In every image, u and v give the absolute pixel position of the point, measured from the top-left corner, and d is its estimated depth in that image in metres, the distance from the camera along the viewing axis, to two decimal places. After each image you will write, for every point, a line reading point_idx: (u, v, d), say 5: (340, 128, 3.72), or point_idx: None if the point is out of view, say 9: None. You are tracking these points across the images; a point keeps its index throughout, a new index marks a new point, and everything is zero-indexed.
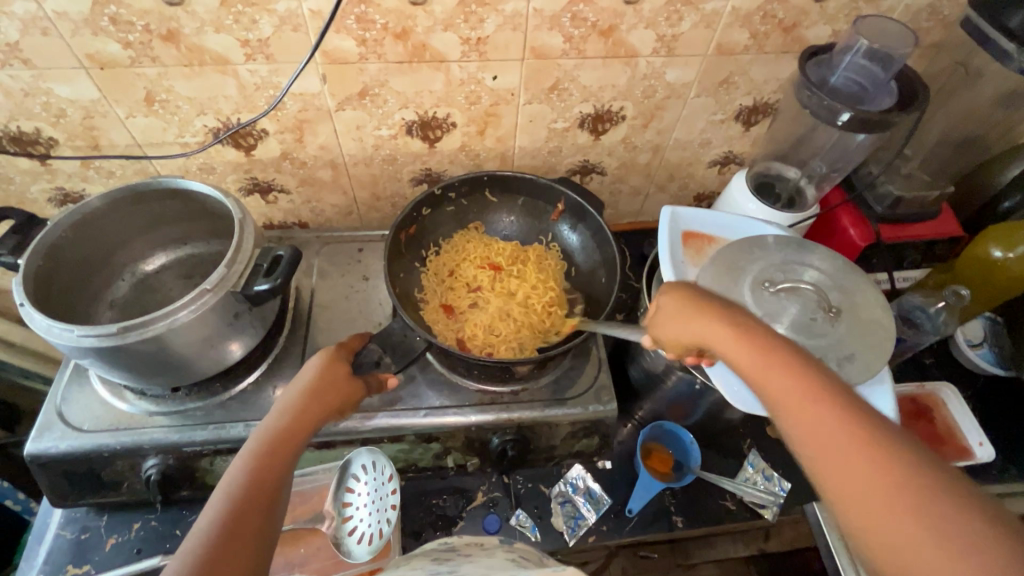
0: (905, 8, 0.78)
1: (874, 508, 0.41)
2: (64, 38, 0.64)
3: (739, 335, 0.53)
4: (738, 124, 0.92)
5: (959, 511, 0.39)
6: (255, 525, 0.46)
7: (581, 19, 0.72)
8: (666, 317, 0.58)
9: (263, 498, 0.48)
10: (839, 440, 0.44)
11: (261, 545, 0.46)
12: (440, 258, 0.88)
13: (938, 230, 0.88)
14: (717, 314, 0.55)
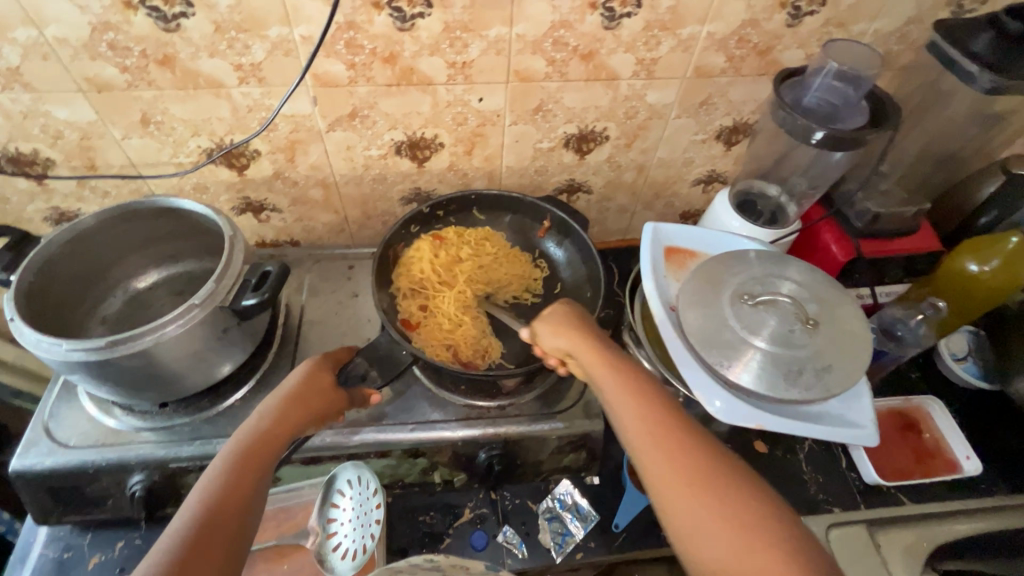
0: (874, 32, 0.81)
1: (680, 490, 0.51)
2: (64, 62, 0.67)
3: (594, 345, 0.63)
4: (720, 143, 0.94)
5: (737, 495, 0.50)
6: (231, 526, 0.50)
7: (563, 43, 0.75)
8: (550, 332, 0.67)
9: (234, 500, 0.51)
10: (660, 437, 0.54)
11: (232, 547, 0.49)
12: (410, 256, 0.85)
13: (917, 245, 0.90)
14: (585, 334, 0.65)
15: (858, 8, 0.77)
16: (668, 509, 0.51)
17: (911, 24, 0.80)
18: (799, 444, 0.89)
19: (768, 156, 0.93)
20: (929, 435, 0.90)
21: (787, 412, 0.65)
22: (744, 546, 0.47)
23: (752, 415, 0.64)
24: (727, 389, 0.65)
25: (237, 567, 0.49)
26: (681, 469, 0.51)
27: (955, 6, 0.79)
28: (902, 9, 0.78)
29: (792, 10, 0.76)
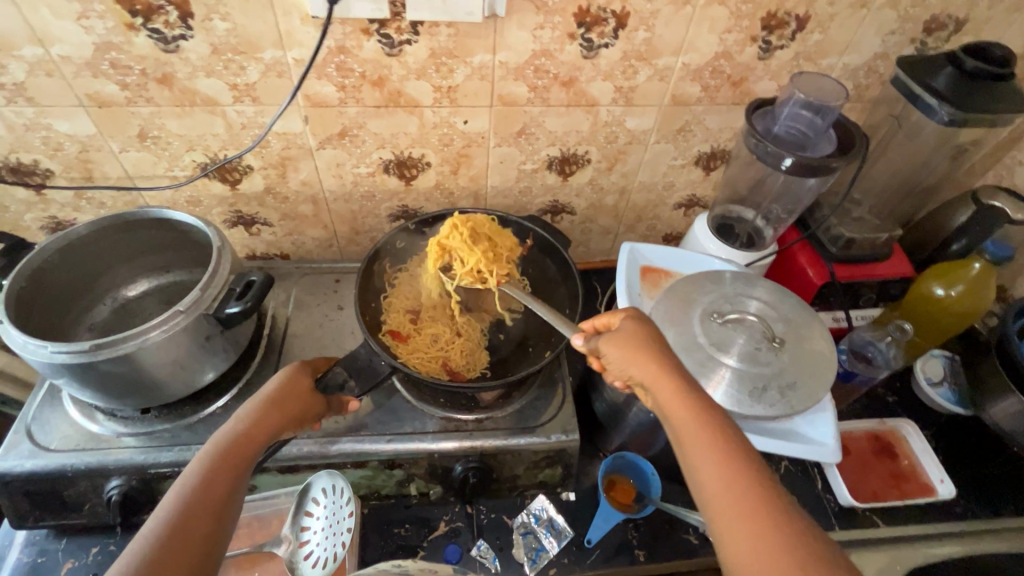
0: (843, 66, 0.85)
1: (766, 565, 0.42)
2: (67, 79, 0.70)
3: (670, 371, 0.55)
4: (699, 169, 0.98)
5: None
6: (202, 534, 0.50)
7: (544, 71, 0.78)
8: (618, 349, 0.59)
9: (204, 510, 0.51)
10: (749, 510, 0.45)
11: (205, 552, 0.49)
12: (412, 267, 0.89)
13: (890, 270, 0.92)
14: (661, 358, 0.56)
15: (826, 43, 0.81)
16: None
17: (878, 60, 0.85)
18: (776, 464, 0.90)
19: (745, 181, 0.96)
20: (905, 460, 0.91)
21: (754, 428, 0.67)
22: None
23: None
24: None
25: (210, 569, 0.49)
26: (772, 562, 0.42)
27: (919, 43, 0.83)
28: (869, 46, 0.83)
29: (763, 44, 0.80)
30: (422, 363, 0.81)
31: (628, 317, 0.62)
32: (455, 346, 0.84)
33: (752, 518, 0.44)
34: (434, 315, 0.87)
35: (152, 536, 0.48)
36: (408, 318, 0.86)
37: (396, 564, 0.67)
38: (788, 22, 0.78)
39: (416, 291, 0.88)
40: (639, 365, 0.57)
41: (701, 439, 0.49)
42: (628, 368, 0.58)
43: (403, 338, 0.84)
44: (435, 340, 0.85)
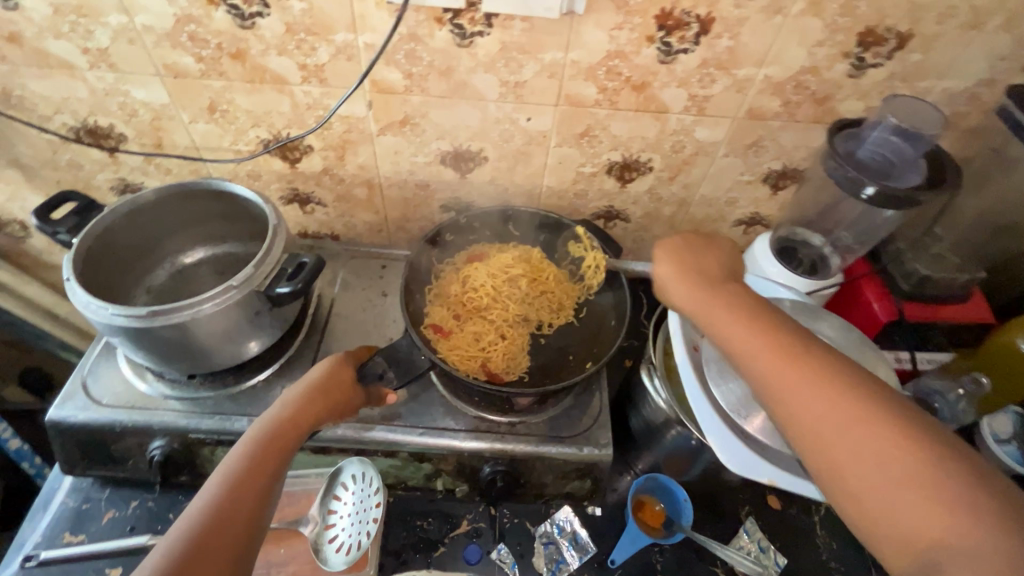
0: (942, 91, 0.78)
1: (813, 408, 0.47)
2: (147, 48, 0.72)
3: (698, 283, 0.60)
4: (766, 187, 0.93)
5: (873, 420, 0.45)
6: (247, 512, 0.53)
7: (616, 73, 0.75)
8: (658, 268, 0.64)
9: (246, 499, 0.53)
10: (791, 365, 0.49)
11: (247, 533, 0.52)
12: (463, 265, 0.89)
13: (967, 314, 0.86)
14: (696, 277, 0.60)
15: (926, 65, 0.75)
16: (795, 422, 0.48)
17: (982, 87, 0.78)
18: (816, 505, 0.86)
19: (816, 204, 0.90)
20: None
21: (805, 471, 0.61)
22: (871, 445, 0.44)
23: (766, 469, 0.60)
24: (743, 439, 0.62)
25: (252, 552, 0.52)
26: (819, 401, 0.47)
27: None
28: (974, 71, 0.76)
29: (855, 61, 0.74)
30: (461, 360, 0.80)
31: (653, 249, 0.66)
32: (496, 348, 0.82)
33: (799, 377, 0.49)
34: (481, 315, 0.86)
35: (197, 517, 0.51)
36: (453, 317, 0.85)
37: None
38: (887, 40, 0.72)
39: (464, 293, 0.87)
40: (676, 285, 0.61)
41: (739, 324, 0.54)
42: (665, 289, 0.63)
43: (446, 332, 0.83)
44: (481, 340, 0.83)
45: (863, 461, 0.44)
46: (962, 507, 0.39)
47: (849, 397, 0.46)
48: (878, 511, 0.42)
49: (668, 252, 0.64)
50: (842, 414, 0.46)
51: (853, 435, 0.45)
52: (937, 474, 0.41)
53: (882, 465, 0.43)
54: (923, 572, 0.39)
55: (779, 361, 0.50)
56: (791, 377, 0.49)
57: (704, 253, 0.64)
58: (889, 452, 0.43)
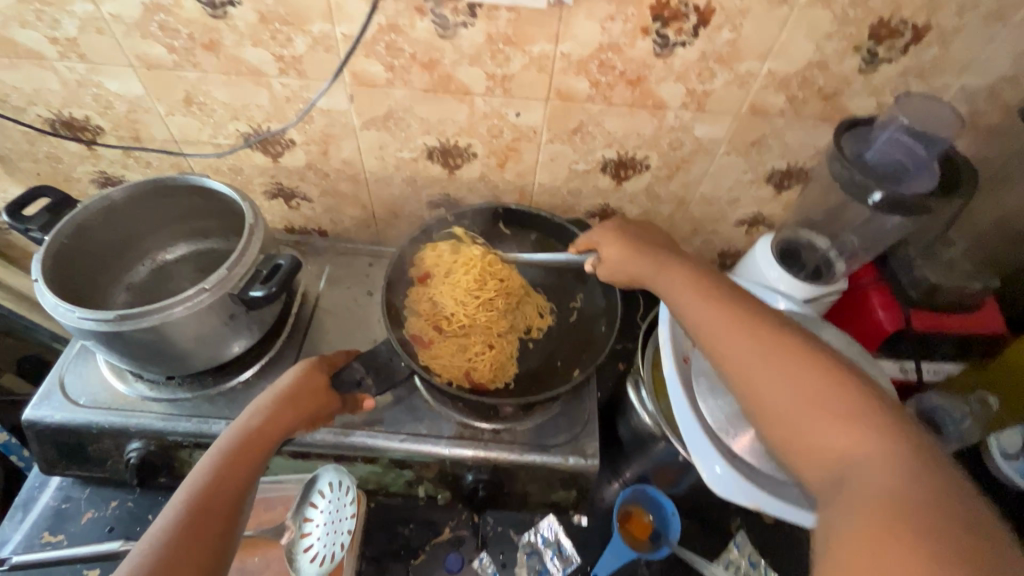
0: (960, 88, 0.73)
1: (740, 344, 0.52)
2: (117, 38, 0.69)
3: (652, 256, 0.67)
4: (770, 186, 0.88)
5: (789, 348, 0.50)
6: (225, 511, 0.52)
7: (609, 66, 0.71)
8: (616, 249, 0.70)
9: (213, 517, 0.51)
10: (723, 311, 0.55)
11: (218, 552, 0.50)
12: (428, 283, 0.83)
13: (975, 325, 0.82)
14: (649, 254, 0.67)
15: (944, 60, 0.70)
16: (725, 359, 0.53)
17: (1004, 83, 0.72)
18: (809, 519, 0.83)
19: (821, 206, 0.86)
20: None
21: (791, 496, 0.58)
22: (790, 370, 0.48)
23: (750, 493, 0.57)
24: (730, 458, 0.59)
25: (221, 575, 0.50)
26: (745, 336, 0.52)
27: None
28: (997, 67, 0.70)
29: (867, 56, 0.69)
30: (444, 367, 0.78)
31: (604, 239, 0.72)
32: (482, 356, 0.80)
33: (729, 320, 0.54)
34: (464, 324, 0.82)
35: (171, 524, 0.49)
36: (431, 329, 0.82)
37: None
38: (902, 33, 0.67)
39: (439, 304, 0.83)
40: (632, 262, 0.68)
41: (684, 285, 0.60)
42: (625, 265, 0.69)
43: (429, 339, 0.81)
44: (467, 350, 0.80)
45: (783, 384, 0.48)
46: (866, 418, 0.44)
47: (771, 332, 0.51)
48: (797, 429, 0.46)
49: (623, 238, 0.70)
50: (768, 347, 0.50)
51: (780, 373, 0.49)
52: (847, 395, 0.45)
53: (795, 386, 0.47)
54: (831, 479, 0.43)
55: (713, 310, 0.56)
56: (724, 322, 0.54)
57: (654, 239, 0.71)
58: (805, 374, 0.48)
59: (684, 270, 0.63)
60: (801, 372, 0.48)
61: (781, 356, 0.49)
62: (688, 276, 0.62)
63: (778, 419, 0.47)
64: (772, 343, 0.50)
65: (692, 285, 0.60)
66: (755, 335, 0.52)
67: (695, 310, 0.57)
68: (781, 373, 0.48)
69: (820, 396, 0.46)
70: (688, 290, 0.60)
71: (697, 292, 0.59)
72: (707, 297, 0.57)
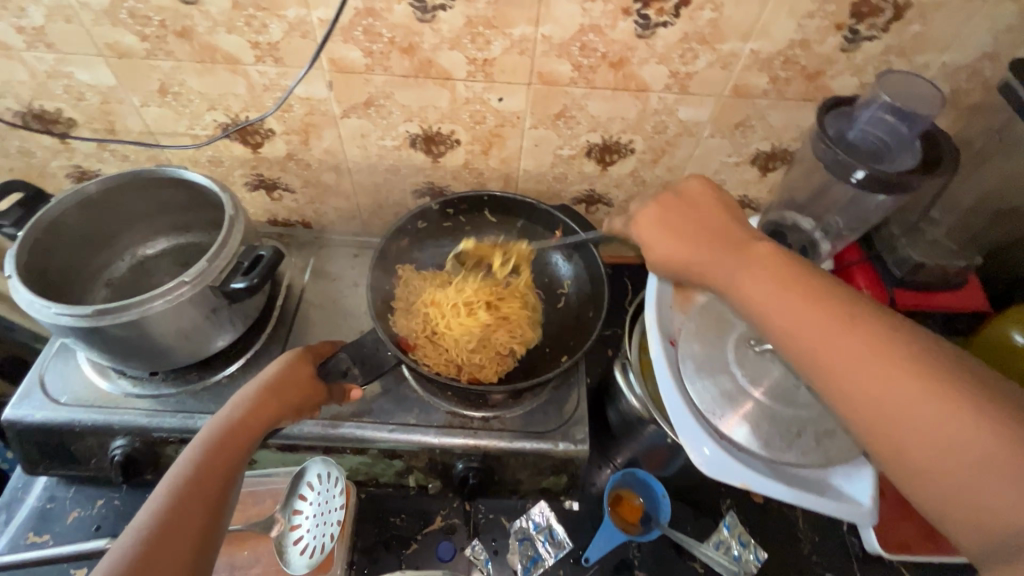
0: (941, 66, 0.73)
1: (863, 372, 0.41)
2: (86, 26, 0.67)
3: (718, 251, 0.52)
4: (755, 168, 0.88)
5: (932, 379, 0.39)
6: (207, 506, 0.51)
7: (591, 49, 0.70)
8: (668, 241, 0.55)
9: (197, 510, 0.50)
10: (836, 327, 0.43)
11: (200, 547, 0.49)
12: (405, 298, 0.83)
13: (958, 302, 0.82)
14: (713, 246, 0.52)
15: (925, 37, 0.70)
16: (843, 389, 0.42)
17: (985, 60, 0.72)
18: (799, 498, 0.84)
19: (805, 187, 0.86)
20: None
21: (777, 475, 0.59)
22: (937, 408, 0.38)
23: (739, 473, 0.57)
24: (717, 438, 0.60)
25: (206, 564, 0.50)
26: (874, 362, 0.41)
27: None
28: (977, 43, 0.71)
29: (848, 34, 0.69)
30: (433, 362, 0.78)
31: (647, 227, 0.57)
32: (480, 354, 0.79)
33: (849, 341, 0.42)
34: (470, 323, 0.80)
35: (152, 518, 0.49)
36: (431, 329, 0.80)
37: None
38: (883, 10, 0.67)
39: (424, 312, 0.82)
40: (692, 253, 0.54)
41: (775, 289, 0.47)
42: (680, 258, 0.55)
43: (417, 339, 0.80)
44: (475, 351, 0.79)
45: (931, 427, 0.38)
46: None
47: (904, 357, 0.40)
48: (947, 482, 0.37)
49: (667, 225, 0.56)
50: (903, 376, 0.39)
51: (923, 413, 0.38)
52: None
53: (944, 432, 0.37)
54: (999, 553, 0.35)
55: (821, 324, 0.43)
56: (843, 343, 0.42)
57: (708, 217, 0.55)
58: (957, 417, 0.37)
59: (767, 267, 0.48)
60: (954, 412, 0.37)
61: (922, 388, 0.39)
62: (773, 272, 0.48)
63: (920, 471, 0.38)
64: (912, 372, 0.39)
65: (780, 287, 0.47)
66: (885, 360, 0.40)
67: (795, 325, 0.45)
68: (928, 413, 0.38)
69: (981, 447, 0.36)
70: (780, 295, 0.46)
71: (795, 298, 0.45)
72: (807, 304, 0.45)
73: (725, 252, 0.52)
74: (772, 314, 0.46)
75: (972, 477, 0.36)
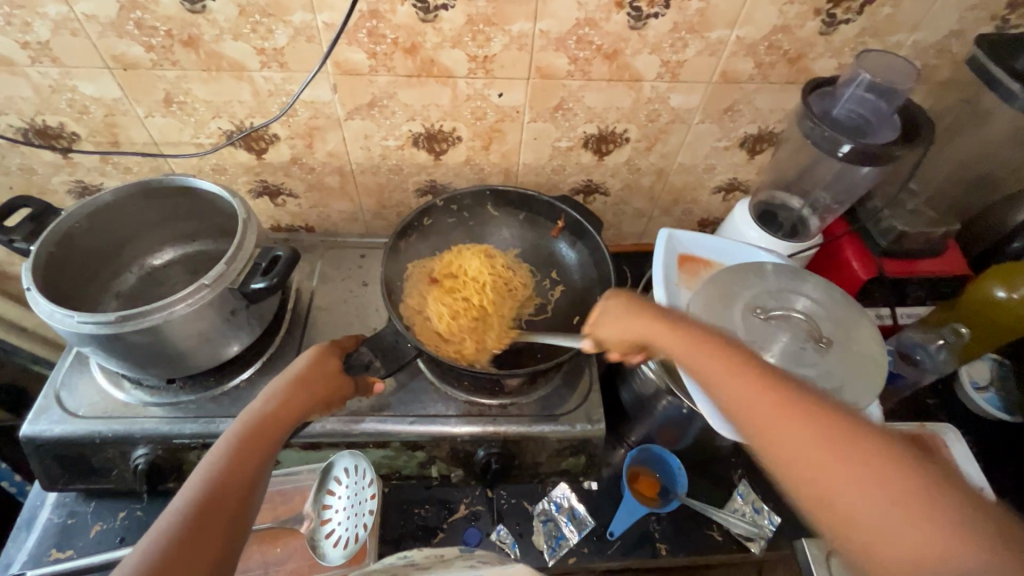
0: (912, 45, 0.78)
1: (784, 422, 0.44)
2: (92, 39, 0.68)
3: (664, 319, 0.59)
4: (743, 151, 0.92)
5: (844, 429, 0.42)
6: (239, 492, 0.51)
7: (587, 42, 0.74)
8: (622, 315, 0.63)
9: (229, 495, 0.50)
10: (759, 384, 0.47)
11: (230, 531, 0.49)
12: (409, 278, 0.85)
13: (942, 267, 0.87)
14: (661, 316, 0.59)
15: (897, 18, 0.74)
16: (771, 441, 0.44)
17: (952, 38, 0.78)
18: None
19: (792, 167, 0.90)
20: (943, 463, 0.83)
21: None
22: (847, 453, 0.41)
23: None
24: None
25: (237, 548, 0.49)
26: (792, 414, 0.44)
27: (1000, 21, 0.76)
28: (944, 22, 0.76)
29: (827, 17, 0.74)
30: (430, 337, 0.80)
31: (611, 298, 0.66)
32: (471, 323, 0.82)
33: (770, 396, 0.46)
34: (450, 297, 0.84)
35: (188, 503, 0.48)
36: (419, 312, 0.82)
37: (403, 555, 0.64)
38: None
39: (421, 287, 0.85)
40: (643, 324, 0.60)
41: (707, 354, 0.52)
42: (633, 331, 0.61)
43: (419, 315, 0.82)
44: (459, 319, 0.83)
45: (844, 474, 0.40)
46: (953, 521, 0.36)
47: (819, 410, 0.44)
48: (872, 527, 0.38)
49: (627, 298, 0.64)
50: (819, 426, 0.43)
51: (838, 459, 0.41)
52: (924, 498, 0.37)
53: (859, 478, 0.40)
54: None
55: (744, 382, 0.48)
56: (763, 396, 0.46)
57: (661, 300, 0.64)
58: (867, 462, 0.40)
59: (702, 337, 0.54)
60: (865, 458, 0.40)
61: (835, 437, 0.42)
62: (707, 338, 0.54)
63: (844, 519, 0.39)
64: (826, 426, 0.43)
65: (713, 350, 0.52)
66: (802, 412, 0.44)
67: (728, 387, 0.48)
68: (840, 460, 0.41)
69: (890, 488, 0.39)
70: (712, 360, 0.51)
71: (724, 361, 0.50)
72: (733, 366, 0.50)
73: (669, 319, 0.58)
74: (709, 378, 0.51)
75: (873, 510, 0.38)
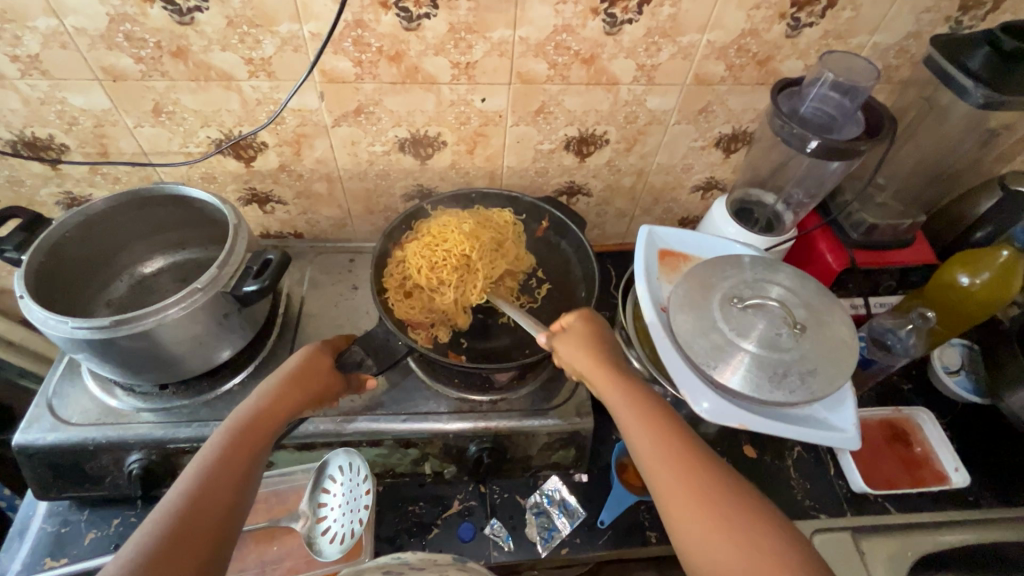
0: (873, 46, 0.82)
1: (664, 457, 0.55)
2: (81, 51, 0.69)
3: (593, 349, 0.66)
4: (719, 151, 0.96)
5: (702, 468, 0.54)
6: (234, 486, 0.52)
7: (565, 47, 0.77)
8: (570, 346, 0.68)
9: (225, 487, 0.52)
10: (652, 422, 0.58)
11: (223, 522, 0.50)
12: (400, 254, 0.84)
13: (910, 257, 0.91)
14: (594, 348, 0.67)
15: (857, 22, 0.79)
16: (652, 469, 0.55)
17: (910, 39, 0.82)
18: (788, 449, 0.89)
19: (765, 164, 0.94)
20: (919, 447, 0.89)
21: (773, 414, 0.67)
22: (700, 488, 0.52)
23: (737, 415, 0.65)
24: (714, 390, 0.66)
25: (229, 539, 0.50)
26: (668, 450, 0.55)
27: (954, 22, 0.80)
28: (902, 24, 0.80)
29: (791, 22, 0.77)
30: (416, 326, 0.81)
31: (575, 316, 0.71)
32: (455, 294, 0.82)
33: (656, 433, 0.57)
34: (432, 253, 0.81)
35: (180, 495, 0.50)
36: (403, 280, 0.82)
37: (396, 556, 0.66)
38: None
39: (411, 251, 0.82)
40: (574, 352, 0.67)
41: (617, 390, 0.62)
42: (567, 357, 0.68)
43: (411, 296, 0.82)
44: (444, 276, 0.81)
45: (696, 503, 0.52)
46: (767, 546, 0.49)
47: (687, 450, 0.55)
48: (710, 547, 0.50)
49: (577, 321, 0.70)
50: (684, 464, 0.54)
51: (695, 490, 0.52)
52: (742, 517, 0.50)
53: (706, 507, 0.51)
54: None
55: (641, 419, 0.58)
56: (652, 432, 0.57)
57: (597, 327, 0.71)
58: (712, 494, 0.52)
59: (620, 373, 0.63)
60: (712, 492, 0.52)
61: (693, 473, 0.53)
62: (620, 376, 0.63)
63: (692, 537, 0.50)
64: (689, 465, 0.54)
65: (625, 388, 0.62)
66: (674, 449, 0.55)
67: (630, 421, 0.59)
68: (695, 493, 0.52)
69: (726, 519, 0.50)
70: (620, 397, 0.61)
71: (626, 400, 0.61)
72: (634, 404, 0.60)
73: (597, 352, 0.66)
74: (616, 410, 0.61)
75: (714, 534, 0.50)
